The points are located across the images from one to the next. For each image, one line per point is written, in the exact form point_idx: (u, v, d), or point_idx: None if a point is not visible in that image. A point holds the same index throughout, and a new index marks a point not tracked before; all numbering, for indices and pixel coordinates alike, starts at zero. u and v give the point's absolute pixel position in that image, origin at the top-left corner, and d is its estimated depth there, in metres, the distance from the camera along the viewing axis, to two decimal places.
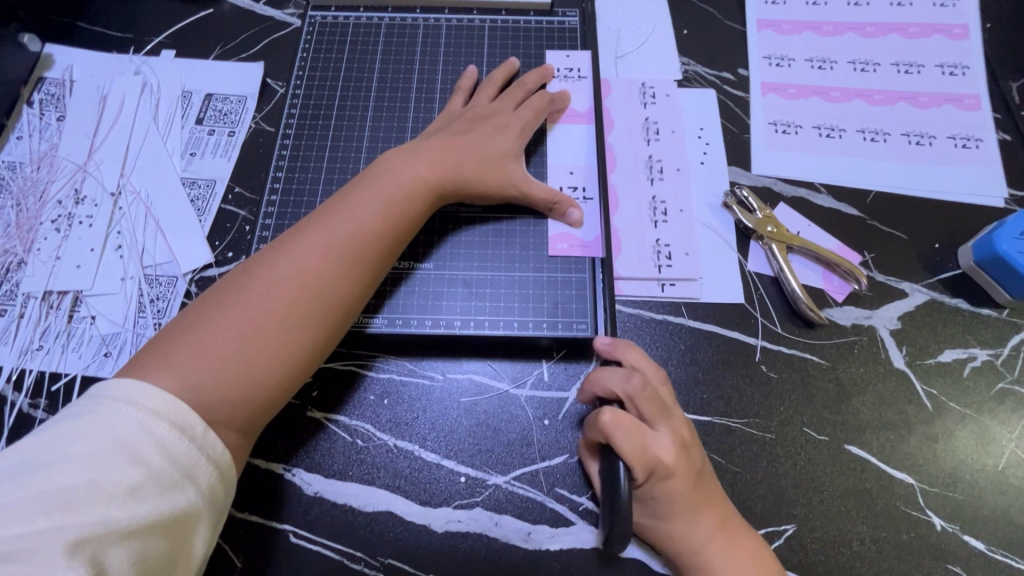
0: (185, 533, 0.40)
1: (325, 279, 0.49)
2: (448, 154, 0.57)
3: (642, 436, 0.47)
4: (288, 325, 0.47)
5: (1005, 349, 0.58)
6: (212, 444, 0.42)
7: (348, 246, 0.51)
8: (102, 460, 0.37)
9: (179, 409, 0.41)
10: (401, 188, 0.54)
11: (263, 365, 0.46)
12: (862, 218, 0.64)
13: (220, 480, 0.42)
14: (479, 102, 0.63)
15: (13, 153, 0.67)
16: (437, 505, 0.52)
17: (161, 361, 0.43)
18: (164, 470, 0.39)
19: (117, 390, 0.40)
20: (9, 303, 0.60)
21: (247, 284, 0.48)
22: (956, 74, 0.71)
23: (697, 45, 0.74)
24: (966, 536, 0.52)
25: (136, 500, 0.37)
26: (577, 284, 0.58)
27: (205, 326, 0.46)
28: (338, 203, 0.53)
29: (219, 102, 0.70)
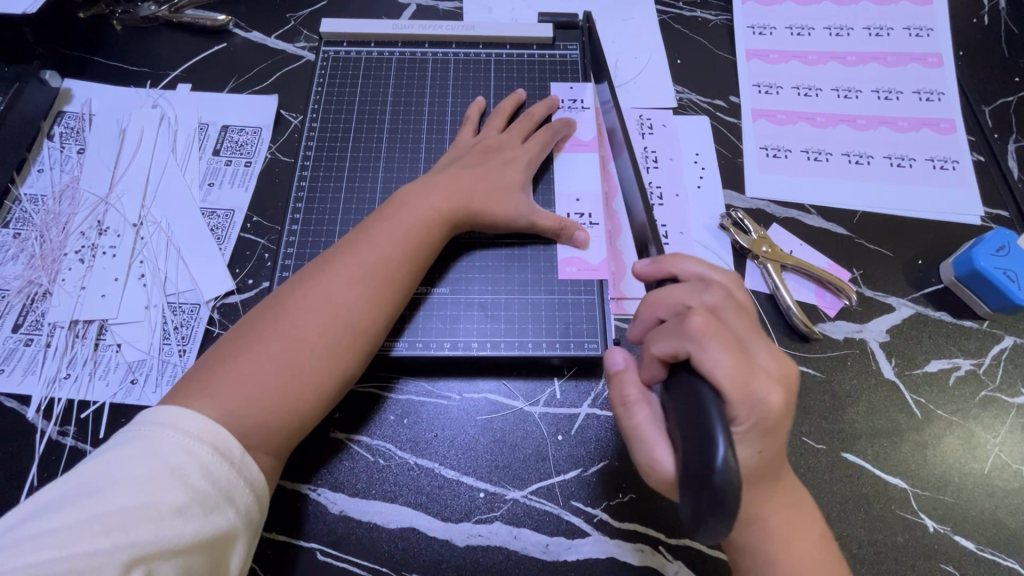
0: (226, 551, 0.43)
1: (353, 308, 0.52)
2: (461, 185, 0.60)
3: (742, 363, 0.43)
4: (320, 354, 0.50)
5: (987, 358, 0.62)
6: (248, 467, 0.45)
7: (374, 276, 0.54)
8: (153, 483, 0.40)
9: (220, 435, 0.44)
10: (420, 219, 0.57)
11: (297, 391, 0.49)
12: (850, 236, 0.69)
13: (255, 501, 0.46)
14: (488, 133, 0.67)
15: (34, 185, 0.69)
16: (458, 520, 0.55)
17: (204, 390, 0.47)
18: (207, 492, 0.42)
19: (164, 417, 0.44)
20: (35, 332, 0.61)
21: (280, 314, 0.51)
22: (932, 100, 0.76)
23: (691, 75, 0.79)
24: (956, 537, 0.55)
25: (183, 521, 0.40)
26: (586, 305, 0.61)
27: (242, 356, 0.49)
28: (362, 234, 0.56)
29: (235, 133, 0.73)
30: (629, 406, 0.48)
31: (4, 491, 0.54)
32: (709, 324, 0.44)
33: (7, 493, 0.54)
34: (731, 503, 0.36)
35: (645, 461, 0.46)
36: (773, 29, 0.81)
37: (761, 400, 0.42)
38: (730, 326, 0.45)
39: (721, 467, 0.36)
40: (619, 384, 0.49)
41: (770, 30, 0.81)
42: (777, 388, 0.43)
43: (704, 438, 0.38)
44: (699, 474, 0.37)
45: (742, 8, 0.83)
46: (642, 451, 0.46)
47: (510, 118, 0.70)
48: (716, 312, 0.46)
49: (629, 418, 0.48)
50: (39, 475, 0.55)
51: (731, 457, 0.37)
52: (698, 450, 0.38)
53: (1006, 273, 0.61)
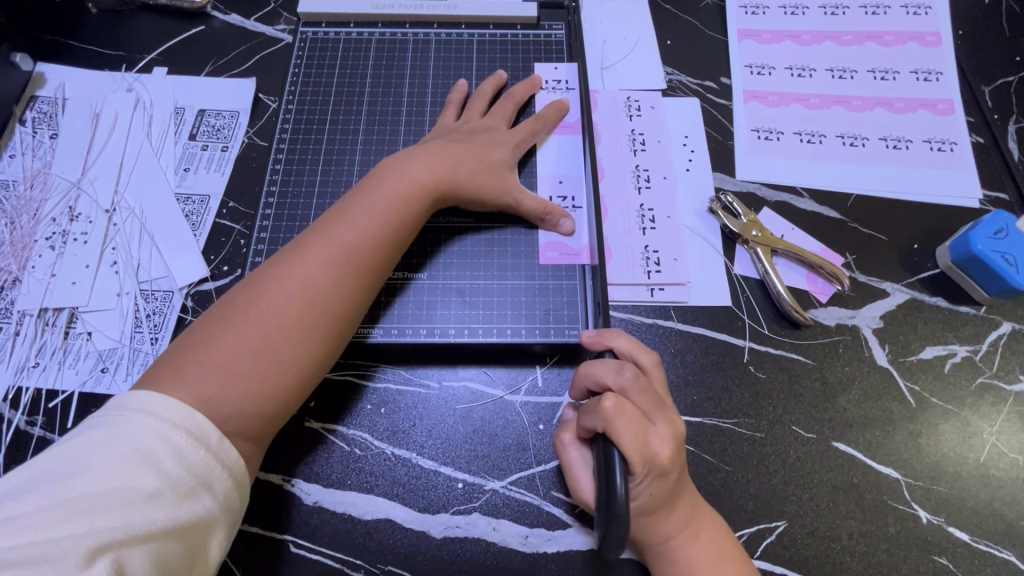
0: (201, 537, 0.41)
1: (330, 290, 0.50)
2: (442, 164, 0.58)
3: (642, 428, 0.46)
4: (297, 338, 0.48)
5: (983, 344, 0.60)
6: (226, 451, 0.43)
7: (351, 256, 0.52)
8: (122, 469, 0.39)
9: (194, 419, 0.42)
10: (398, 197, 0.55)
11: (273, 376, 0.47)
12: (843, 220, 0.66)
13: (234, 487, 0.44)
14: (469, 116, 0.65)
15: (6, 171, 0.68)
16: (436, 511, 0.53)
17: (176, 377, 0.45)
18: (180, 478, 0.40)
19: (136, 401, 0.42)
20: (4, 321, 0.60)
21: (255, 297, 0.49)
22: (930, 80, 0.74)
23: (680, 55, 0.76)
24: (950, 528, 0.53)
25: (153, 506, 0.39)
26: (568, 291, 0.60)
27: (214, 343, 0.47)
28: (338, 214, 0.54)
29: (212, 118, 0.71)
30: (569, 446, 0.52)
31: None
32: (617, 403, 0.47)
33: None
34: (618, 528, 0.41)
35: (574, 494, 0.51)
36: (766, 8, 0.79)
37: (655, 454, 0.46)
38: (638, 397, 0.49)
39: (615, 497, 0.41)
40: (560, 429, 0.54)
41: (762, 9, 0.79)
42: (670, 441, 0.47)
43: (604, 484, 0.43)
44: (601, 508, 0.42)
45: None
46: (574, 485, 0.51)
47: (492, 100, 0.68)
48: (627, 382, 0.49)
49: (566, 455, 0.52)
50: (6, 466, 0.54)
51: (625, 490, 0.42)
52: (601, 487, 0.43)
53: (1003, 257, 0.59)
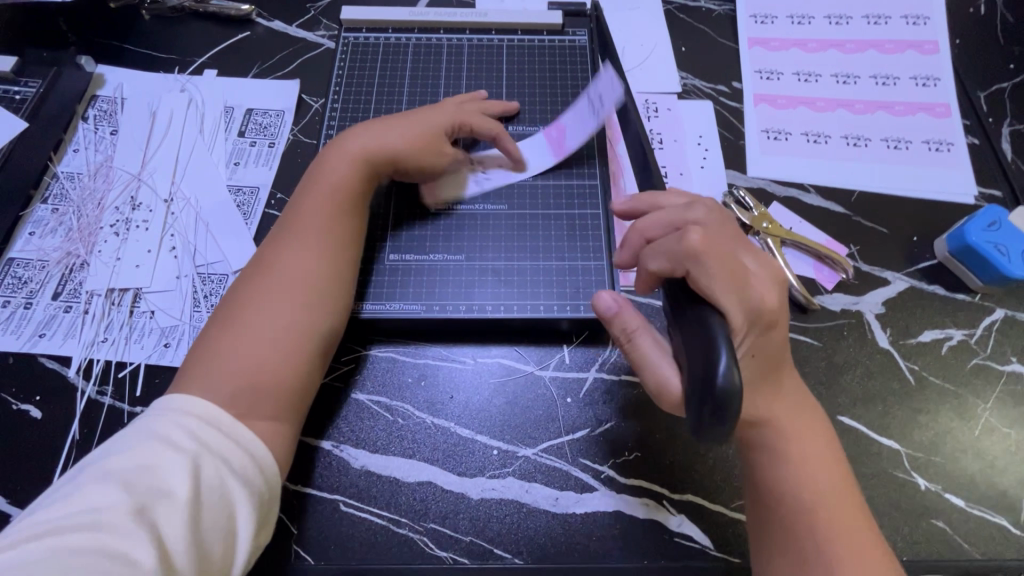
0: (228, 512, 0.44)
1: (308, 266, 0.56)
2: (368, 145, 0.63)
3: (744, 270, 0.47)
4: (284, 316, 0.53)
5: (978, 329, 0.65)
6: (247, 437, 0.47)
7: (315, 235, 0.58)
8: (151, 452, 0.44)
9: (216, 410, 0.47)
10: (341, 182, 0.61)
11: (277, 349, 0.52)
12: (848, 214, 0.71)
13: (262, 469, 0.47)
14: (403, 106, 0.70)
15: (70, 164, 0.73)
16: (473, 475, 0.58)
17: (184, 384, 0.50)
18: (208, 455, 0.45)
19: (172, 399, 0.48)
20: (73, 300, 0.65)
21: (246, 293, 0.54)
22: (928, 85, 0.79)
23: (695, 61, 0.82)
24: (947, 495, 0.58)
25: (179, 480, 0.43)
26: (595, 271, 0.64)
27: (213, 346, 0.52)
28: (293, 212, 0.60)
29: (259, 116, 0.77)
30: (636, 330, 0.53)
31: (47, 445, 0.58)
32: (706, 241, 0.47)
33: (51, 447, 0.58)
34: (733, 411, 0.38)
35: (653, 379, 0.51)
36: (775, 18, 0.84)
37: (758, 298, 0.47)
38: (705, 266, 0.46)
39: (722, 376, 0.39)
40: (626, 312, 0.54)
41: (771, 19, 0.84)
42: (771, 290, 0.48)
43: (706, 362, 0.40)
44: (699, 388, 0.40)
45: None
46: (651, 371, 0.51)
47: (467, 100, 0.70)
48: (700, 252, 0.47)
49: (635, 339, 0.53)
50: (80, 431, 0.59)
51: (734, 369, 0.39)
52: (703, 368, 0.41)
53: (996, 247, 0.64)
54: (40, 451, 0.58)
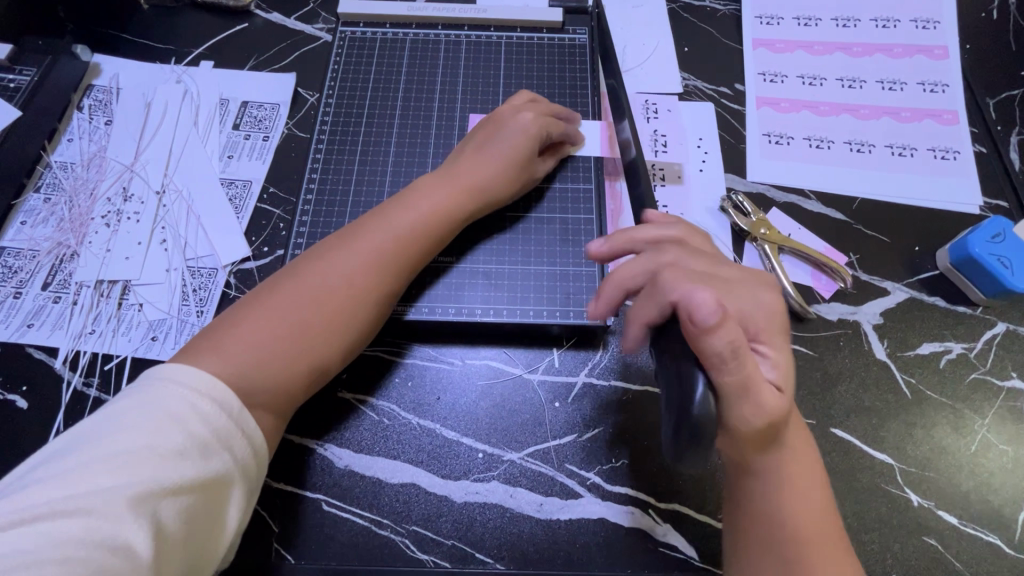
0: (225, 496, 0.44)
1: (368, 291, 0.54)
2: (474, 167, 0.61)
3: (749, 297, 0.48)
4: (333, 328, 0.52)
5: (978, 343, 0.64)
6: (245, 420, 0.46)
7: (387, 261, 0.55)
8: (154, 431, 0.42)
9: (220, 390, 0.46)
10: (439, 206, 0.59)
11: (305, 360, 0.51)
12: (849, 222, 0.70)
13: (253, 452, 0.47)
14: (502, 108, 0.65)
15: (64, 153, 0.73)
16: (457, 477, 0.57)
17: (210, 349, 0.48)
18: (205, 438, 0.43)
19: (166, 372, 0.45)
20: (62, 291, 0.65)
21: (297, 285, 0.53)
22: (936, 91, 0.77)
23: (697, 62, 0.80)
24: (940, 511, 0.56)
25: (183, 463, 0.42)
26: (587, 277, 0.63)
27: (254, 320, 0.50)
28: (377, 215, 0.58)
29: (255, 109, 0.76)
30: (740, 356, 0.41)
31: (31, 436, 0.58)
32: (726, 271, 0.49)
33: (34, 438, 0.58)
34: (709, 436, 0.40)
35: (721, 411, 0.43)
36: (781, 19, 0.83)
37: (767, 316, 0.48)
38: (700, 267, 0.49)
39: (699, 402, 0.40)
40: (701, 343, 0.41)
41: (777, 20, 0.83)
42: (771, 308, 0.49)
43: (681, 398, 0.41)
44: (678, 412, 0.41)
45: None
46: (741, 403, 0.43)
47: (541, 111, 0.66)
48: (694, 258, 0.50)
49: (742, 370, 0.42)
50: (64, 422, 0.59)
51: (710, 399, 0.40)
52: (679, 391, 0.41)
53: (1000, 260, 0.62)
54: (22, 442, 0.57)
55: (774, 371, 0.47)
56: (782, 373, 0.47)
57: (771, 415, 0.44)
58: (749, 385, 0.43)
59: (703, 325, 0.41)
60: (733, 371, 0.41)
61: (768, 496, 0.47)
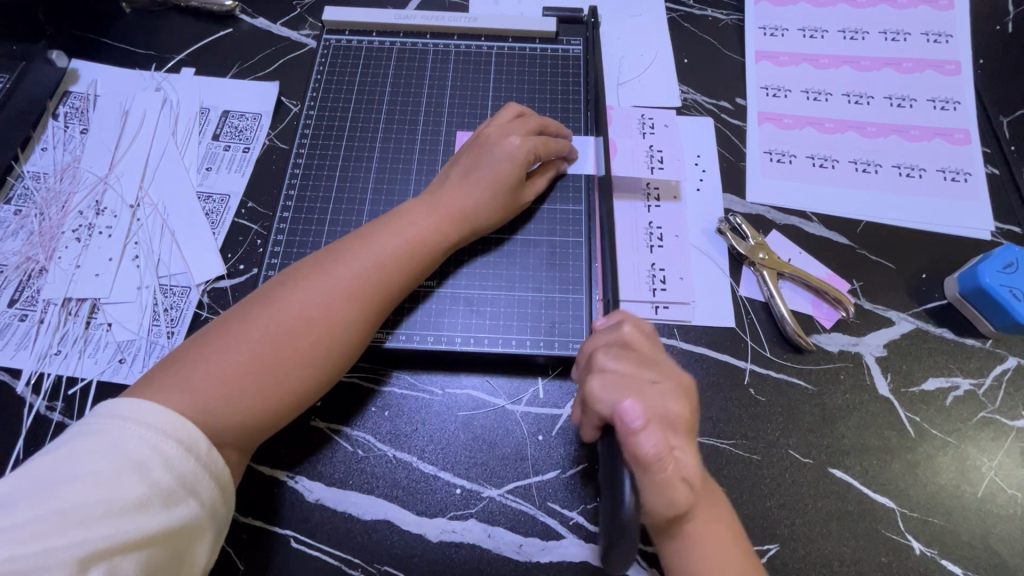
0: (190, 543, 0.42)
1: (347, 323, 0.51)
2: (459, 193, 0.58)
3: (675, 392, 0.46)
4: (308, 363, 0.49)
5: (987, 379, 0.60)
6: (215, 460, 0.44)
7: (367, 292, 0.52)
8: (113, 479, 0.39)
9: (187, 430, 0.43)
10: (423, 235, 0.56)
11: (278, 395, 0.48)
12: (853, 247, 0.67)
13: (222, 494, 0.45)
14: (492, 127, 0.62)
15: (37, 164, 0.70)
16: (433, 515, 0.54)
17: (175, 384, 0.45)
18: (169, 485, 0.41)
19: (129, 411, 0.42)
20: (29, 308, 0.62)
21: (272, 315, 0.50)
22: (947, 109, 0.74)
23: (696, 75, 0.77)
24: (943, 561, 0.53)
25: (143, 514, 0.39)
26: (573, 304, 0.60)
27: (224, 353, 0.47)
28: (358, 241, 0.55)
29: (235, 119, 0.73)
30: (664, 460, 0.42)
31: None
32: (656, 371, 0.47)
33: None
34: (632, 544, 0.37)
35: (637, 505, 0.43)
36: (785, 30, 0.79)
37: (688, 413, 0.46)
38: (627, 369, 0.46)
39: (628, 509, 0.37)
40: (630, 447, 0.41)
41: (781, 31, 0.79)
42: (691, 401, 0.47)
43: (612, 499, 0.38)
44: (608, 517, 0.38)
45: (754, 7, 0.81)
46: (660, 497, 0.43)
47: (530, 125, 0.62)
48: (623, 358, 0.47)
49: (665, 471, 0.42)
50: (26, 448, 0.56)
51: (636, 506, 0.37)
52: (609, 502, 0.39)
53: (1011, 291, 0.59)
54: None
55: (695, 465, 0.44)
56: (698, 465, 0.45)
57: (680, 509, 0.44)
58: (665, 482, 0.42)
59: (629, 427, 0.42)
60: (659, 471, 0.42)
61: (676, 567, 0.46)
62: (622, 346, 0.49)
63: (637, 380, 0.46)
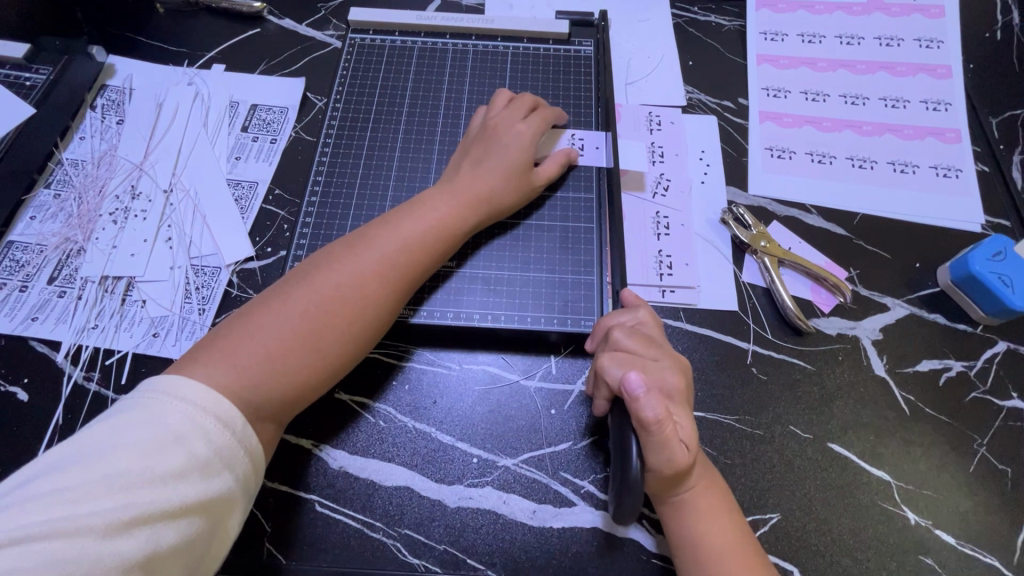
0: (224, 514, 0.44)
1: (378, 301, 0.55)
2: (475, 179, 0.62)
3: (667, 372, 0.51)
4: (341, 339, 0.53)
5: (979, 361, 0.63)
6: (249, 437, 0.46)
7: (396, 273, 0.56)
8: (156, 449, 0.41)
9: (224, 406, 0.45)
10: (445, 217, 0.59)
11: (316, 370, 0.52)
12: (850, 237, 0.70)
13: (254, 468, 0.47)
14: (497, 118, 0.66)
15: (76, 151, 0.74)
16: (451, 482, 0.57)
17: (219, 359, 0.48)
18: (207, 459, 0.43)
19: (170, 386, 0.45)
20: (68, 285, 0.66)
21: (308, 294, 0.53)
22: (939, 110, 0.78)
23: (700, 76, 0.81)
24: (937, 530, 0.56)
25: (182, 485, 0.41)
26: (585, 285, 0.63)
27: (264, 331, 0.50)
28: (385, 226, 0.58)
29: (263, 112, 0.77)
30: (664, 422, 0.46)
31: (30, 429, 0.58)
32: (659, 354, 0.52)
33: (34, 430, 0.58)
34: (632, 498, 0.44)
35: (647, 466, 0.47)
36: (785, 35, 0.84)
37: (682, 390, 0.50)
38: (637, 348, 0.52)
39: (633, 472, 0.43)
40: (635, 412, 0.46)
41: (781, 36, 0.84)
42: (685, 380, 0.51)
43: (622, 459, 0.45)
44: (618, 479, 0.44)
45: (756, 13, 0.85)
46: (658, 455, 0.46)
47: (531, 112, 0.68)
48: (634, 336, 0.52)
49: (663, 433, 0.46)
50: (64, 415, 0.59)
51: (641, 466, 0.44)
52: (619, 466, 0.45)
53: (1000, 278, 0.62)
54: (21, 434, 0.58)
55: (689, 429, 0.49)
56: (693, 431, 0.49)
57: (680, 469, 0.47)
58: (671, 447, 0.46)
59: (632, 394, 0.47)
60: (659, 434, 0.46)
61: (679, 522, 0.51)
62: (635, 325, 0.54)
63: (641, 358, 0.51)
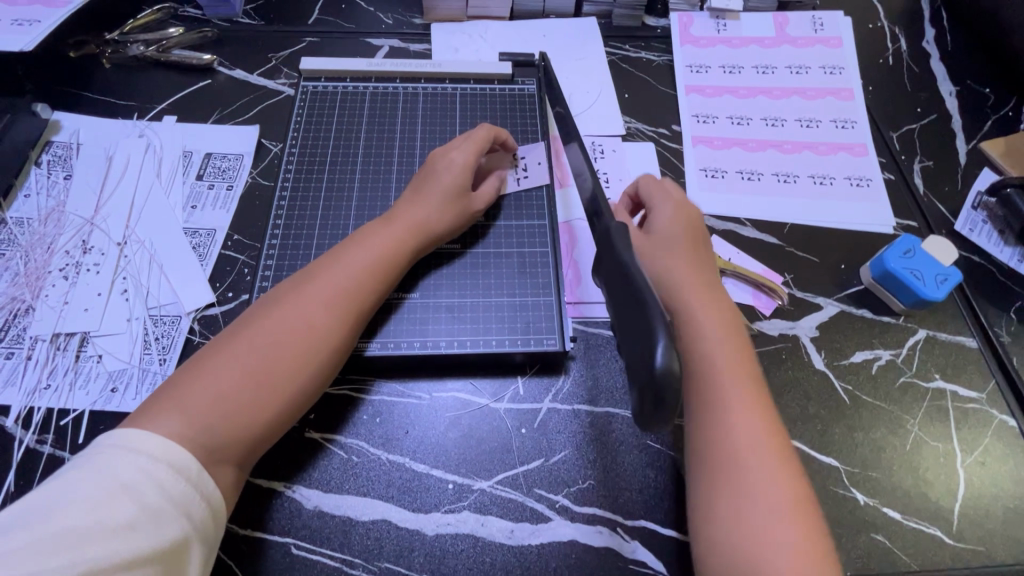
0: (181, 563, 0.43)
1: (330, 332, 0.55)
2: (417, 207, 0.64)
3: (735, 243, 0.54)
4: (296, 373, 0.53)
5: (904, 349, 0.70)
6: (204, 483, 0.47)
7: (345, 303, 0.57)
8: (105, 501, 0.41)
9: (176, 453, 0.45)
10: (390, 245, 0.61)
11: (272, 408, 0.52)
12: (782, 245, 0.77)
13: (210, 515, 0.47)
14: (435, 150, 0.70)
15: (21, 210, 0.73)
16: (428, 510, 0.58)
17: (170, 408, 0.48)
18: (160, 507, 0.43)
19: (118, 439, 0.45)
20: (16, 346, 0.64)
21: (258, 334, 0.53)
22: (846, 127, 0.87)
23: (636, 107, 0.88)
24: (884, 508, 0.60)
25: (135, 535, 0.41)
26: (545, 306, 0.66)
27: (214, 374, 0.50)
28: (331, 259, 0.60)
29: (218, 160, 0.78)
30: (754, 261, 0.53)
31: None
32: None
33: None
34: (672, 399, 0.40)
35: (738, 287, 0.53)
36: (708, 67, 0.92)
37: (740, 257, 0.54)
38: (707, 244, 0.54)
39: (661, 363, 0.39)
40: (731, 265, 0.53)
41: (705, 69, 0.92)
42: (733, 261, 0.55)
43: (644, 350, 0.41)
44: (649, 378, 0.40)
45: (681, 49, 0.94)
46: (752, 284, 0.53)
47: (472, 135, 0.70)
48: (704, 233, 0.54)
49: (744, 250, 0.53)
50: (16, 482, 0.57)
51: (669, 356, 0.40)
52: (642, 350, 0.41)
53: (912, 272, 0.69)
54: None
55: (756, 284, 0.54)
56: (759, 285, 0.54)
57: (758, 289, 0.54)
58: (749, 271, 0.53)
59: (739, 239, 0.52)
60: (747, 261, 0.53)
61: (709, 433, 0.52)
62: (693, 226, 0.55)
63: None
